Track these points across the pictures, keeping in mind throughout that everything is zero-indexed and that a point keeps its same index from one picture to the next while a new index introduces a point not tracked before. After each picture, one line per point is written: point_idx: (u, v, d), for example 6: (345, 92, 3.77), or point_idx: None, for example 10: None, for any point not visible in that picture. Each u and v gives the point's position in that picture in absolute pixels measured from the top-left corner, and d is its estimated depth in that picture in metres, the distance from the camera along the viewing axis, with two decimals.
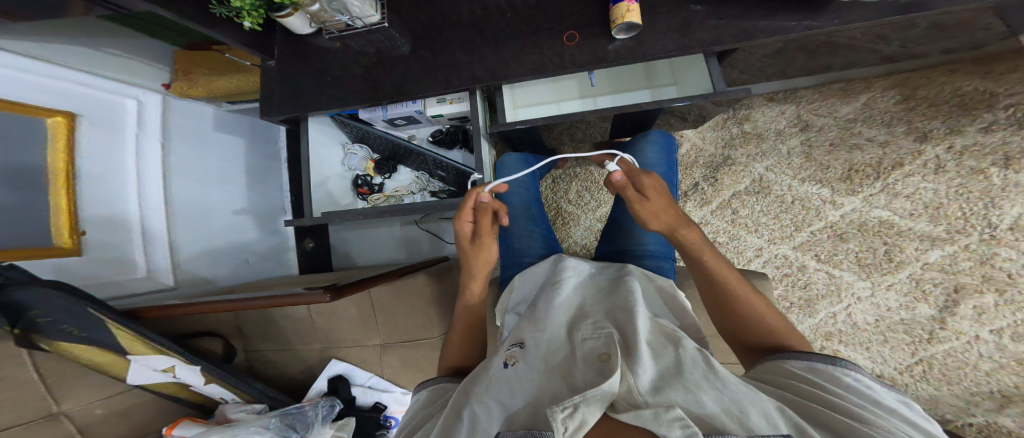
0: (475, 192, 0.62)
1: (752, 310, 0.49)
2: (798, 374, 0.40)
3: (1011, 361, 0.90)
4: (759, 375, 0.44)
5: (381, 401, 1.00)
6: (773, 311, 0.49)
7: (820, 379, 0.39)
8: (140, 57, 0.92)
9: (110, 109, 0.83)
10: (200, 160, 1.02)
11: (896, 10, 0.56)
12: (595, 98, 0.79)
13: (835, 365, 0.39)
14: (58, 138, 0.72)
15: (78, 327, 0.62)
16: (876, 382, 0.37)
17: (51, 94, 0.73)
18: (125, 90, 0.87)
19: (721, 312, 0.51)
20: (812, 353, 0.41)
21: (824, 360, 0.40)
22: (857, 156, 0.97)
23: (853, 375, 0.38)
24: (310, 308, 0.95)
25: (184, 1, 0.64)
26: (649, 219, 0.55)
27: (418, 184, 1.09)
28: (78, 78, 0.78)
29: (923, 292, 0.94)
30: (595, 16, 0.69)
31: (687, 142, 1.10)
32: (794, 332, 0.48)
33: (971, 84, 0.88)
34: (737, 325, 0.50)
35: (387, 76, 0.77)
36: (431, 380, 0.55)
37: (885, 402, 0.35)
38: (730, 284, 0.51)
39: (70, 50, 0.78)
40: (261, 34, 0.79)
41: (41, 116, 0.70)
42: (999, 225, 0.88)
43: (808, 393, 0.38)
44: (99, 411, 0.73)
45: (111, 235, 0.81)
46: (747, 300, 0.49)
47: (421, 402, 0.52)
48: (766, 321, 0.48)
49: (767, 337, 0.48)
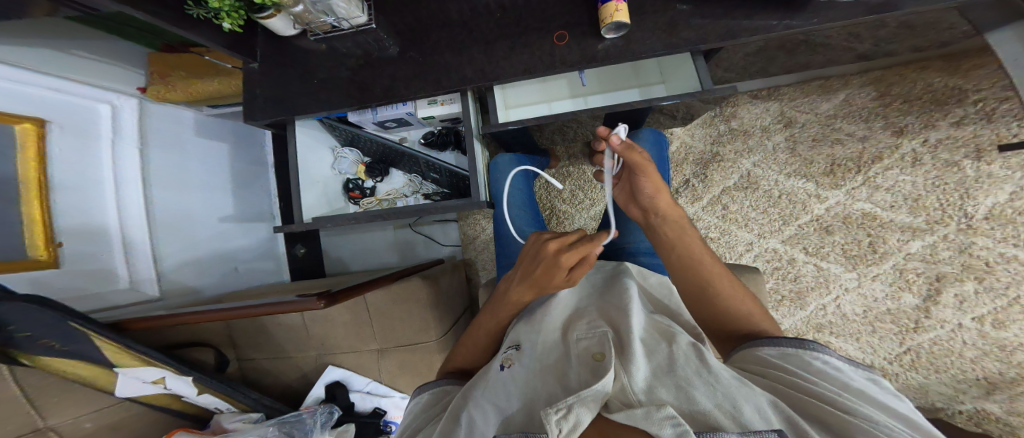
0: (593, 246, 0.46)
1: (731, 297, 0.51)
2: (773, 362, 0.41)
3: (993, 347, 0.92)
4: (740, 365, 0.44)
5: (381, 406, 1.00)
6: (748, 297, 0.51)
7: (793, 365, 0.39)
8: (110, 59, 0.89)
9: (86, 115, 0.82)
10: (180, 166, 1.00)
11: (869, 10, 0.57)
12: (586, 98, 0.79)
13: (805, 348, 0.40)
14: (27, 146, 0.70)
15: (60, 341, 0.60)
16: (844, 361, 0.39)
17: (17, 100, 0.70)
18: (101, 96, 0.85)
19: (701, 304, 0.52)
20: (783, 339, 0.43)
21: (795, 344, 0.41)
22: (839, 151, 0.99)
23: (823, 358, 0.39)
24: (304, 315, 0.94)
25: (159, 2, 0.63)
26: (655, 191, 0.54)
27: (410, 187, 1.08)
28: (48, 82, 0.75)
29: (907, 282, 0.96)
30: (583, 16, 0.70)
31: (677, 139, 1.11)
32: (766, 316, 0.50)
33: (941, 81, 0.90)
34: (718, 312, 0.51)
35: (375, 79, 0.77)
36: (432, 382, 0.54)
37: (856, 381, 0.36)
38: (711, 274, 0.52)
39: (38, 53, 0.75)
40: (241, 35, 0.77)
41: (7, 123, 0.67)
42: (974, 215, 0.90)
43: (787, 381, 0.38)
44: (89, 425, 0.71)
45: (89, 246, 0.80)
46: (728, 287, 0.51)
47: (420, 405, 0.51)
48: (742, 308, 0.50)
49: (746, 322, 0.49)
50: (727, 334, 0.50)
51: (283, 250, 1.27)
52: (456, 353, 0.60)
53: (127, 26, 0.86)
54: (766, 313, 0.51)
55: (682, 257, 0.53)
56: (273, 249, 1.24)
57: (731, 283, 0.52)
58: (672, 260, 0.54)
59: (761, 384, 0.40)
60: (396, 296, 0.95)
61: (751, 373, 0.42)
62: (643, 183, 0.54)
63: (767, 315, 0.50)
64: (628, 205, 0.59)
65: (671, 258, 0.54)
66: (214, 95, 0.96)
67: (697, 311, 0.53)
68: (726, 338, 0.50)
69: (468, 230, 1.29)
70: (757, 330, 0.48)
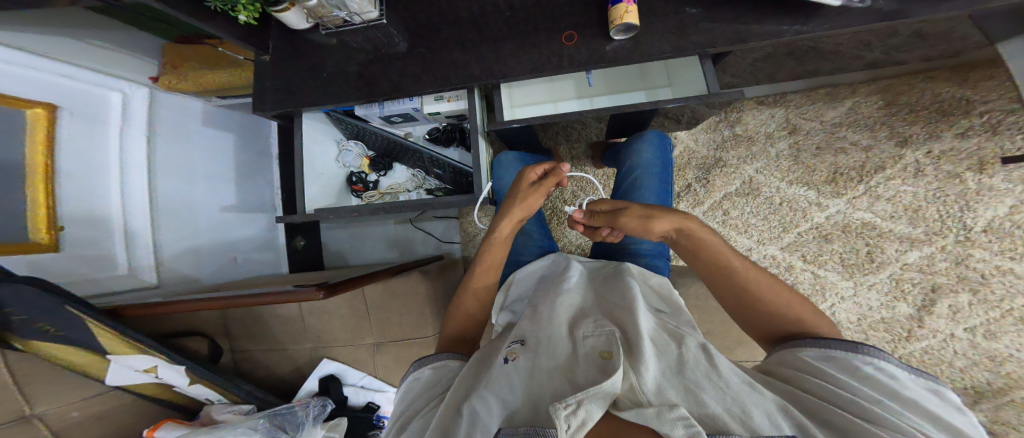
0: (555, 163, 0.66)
1: (782, 304, 0.49)
2: (813, 364, 0.41)
3: (983, 358, 0.93)
4: (768, 364, 0.46)
5: (374, 401, 0.97)
6: (799, 300, 0.50)
7: (838, 369, 0.40)
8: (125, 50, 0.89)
9: (95, 103, 0.82)
10: (187, 156, 0.99)
11: (880, 18, 0.58)
12: (592, 98, 0.80)
13: (855, 353, 0.40)
14: (37, 131, 0.70)
15: (54, 325, 0.60)
16: (898, 369, 0.38)
17: (29, 86, 0.70)
18: (111, 84, 0.84)
19: (743, 307, 0.52)
20: (832, 341, 0.42)
21: (844, 347, 0.41)
22: (842, 159, 1.00)
23: (874, 363, 0.38)
24: (302, 307, 0.95)
25: None
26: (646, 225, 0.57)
27: (413, 182, 1.07)
28: (67, 71, 0.76)
29: (902, 292, 0.97)
30: (592, 17, 0.70)
31: (680, 143, 1.12)
32: (822, 318, 0.49)
33: (948, 91, 0.91)
34: (757, 316, 0.51)
35: (384, 74, 0.76)
36: (435, 356, 0.52)
37: (907, 391, 0.36)
38: (745, 277, 0.51)
39: (47, 39, 0.74)
40: (255, 27, 0.77)
41: (20, 108, 0.68)
42: (973, 227, 0.91)
43: (820, 386, 0.39)
44: (75, 415, 0.69)
45: (91, 231, 0.80)
46: (770, 293, 0.50)
47: (424, 382, 0.50)
48: (794, 311, 0.49)
49: (792, 326, 0.48)
50: (768, 335, 0.50)
51: (282, 241, 1.24)
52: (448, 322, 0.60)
53: (140, 15, 0.84)
54: (820, 314, 0.49)
55: (711, 262, 0.54)
56: (273, 241, 1.22)
57: (773, 287, 0.50)
58: (701, 265, 0.55)
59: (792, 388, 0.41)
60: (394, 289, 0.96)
61: (786, 372, 0.43)
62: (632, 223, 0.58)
63: (820, 318, 0.48)
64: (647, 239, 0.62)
65: (698, 265, 0.55)
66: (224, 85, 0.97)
67: (747, 316, 0.52)
68: (770, 339, 0.50)
69: (469, 227, 1.29)
70: (802, 332, 0.48)
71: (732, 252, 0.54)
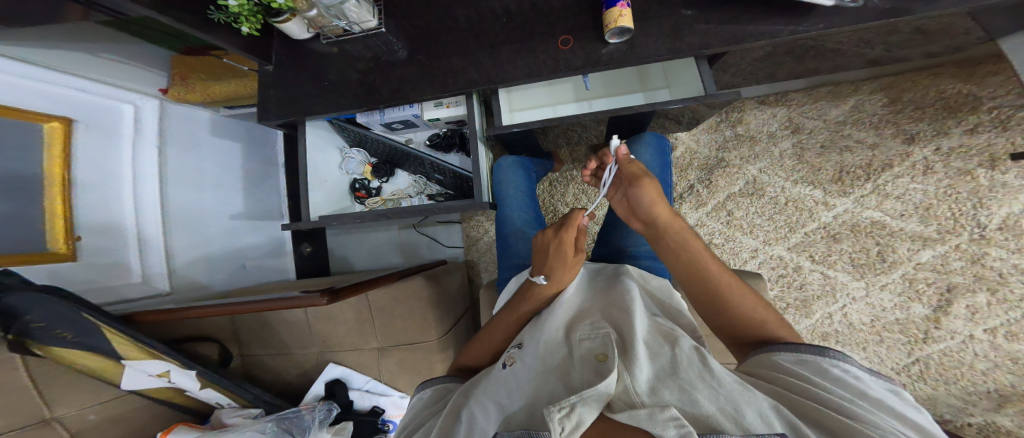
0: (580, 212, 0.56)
1: (745, 307, 0.49)
2: (788, 368, 0.40)
3: (1005, 359, 0.90)
4: (749, 368, 0.45)
5: (379, 405, 0.98)
6: (764, 305, 0.49)
7: (811, 372, 0.39)
8: (134, 62, 0.90)
9: (109, 114, 0.84)
10: (196, 165, 1.02)
11: (880, 15, 0.57)
12: (591, 102, 0.82)
13: (824, 357, 0.39)
14: (54, 145, 0.73)
15: (72, 332, 0.62)
16: (866, 372, 0.38)
17: (46, 100, 0.73)
18: (123, 96, 0.87)
19: (715, 310, 0.51)
20: (802, 345, 0.42)
21: (813, 352, 0.40)
22: (848, 158, 0.98)
23: (842, 367, 0.38)
24: (308, 312, 0.96)
25: (185, 8, 0.65)
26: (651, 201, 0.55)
27: (415, 187, 1.09)
28: (80, 85, 0.79)
29: (916, 292, 0.95)
30: (587, 21, 0.70)
31: (681, 144, 1.11)
32: (786, 327, 0.48)
33: (954, 87, 0.90)
34: (729, 321, 0.50)
35: (384, 81, 0.78)
36: (437, 378, 0.53)
37: (876, 393, 0.36)
38: (718, 279, 0.51)
39: (62, 54, 0.77)
40: (258, 37, 0.79)
41: (37, 122, 0.71)
42: (988, 225, 0.89)
43: (796, 386, 0.38)
44: (92, 417, 0.71)
45: (108, 240, 0.83)
46: (741, 296, 0.49)
47: (424, 401, 0.51)
48: (756, 314, 0.48)
49: (759, 331, 0.48)
50: (739, 342, 0.49)
51: (291, 248, 1.28)
52: (467, 350, 0.60)
53: (153, 29, 0.85)
54: (785, 323, 0.49)
55: (689, 264, 0.53)
56: (281, 247, 1.25)
57: (742, 291, 0.50)
58: (678, 267, 0.54)
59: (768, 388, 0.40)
60: (401, 294, 0.96)
61: (762, 375, 0.42)
62: (643, 192, 0.55)
63: (784, 326, 0.48)
64: (630, 219, 0.61)
65: (676, 267, 0.54)
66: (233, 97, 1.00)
67: (712, 318, 0.52)
68: (741, 346, 0.49)
69: (471, 232, 1.30)
70: (770, 337, 0.47)
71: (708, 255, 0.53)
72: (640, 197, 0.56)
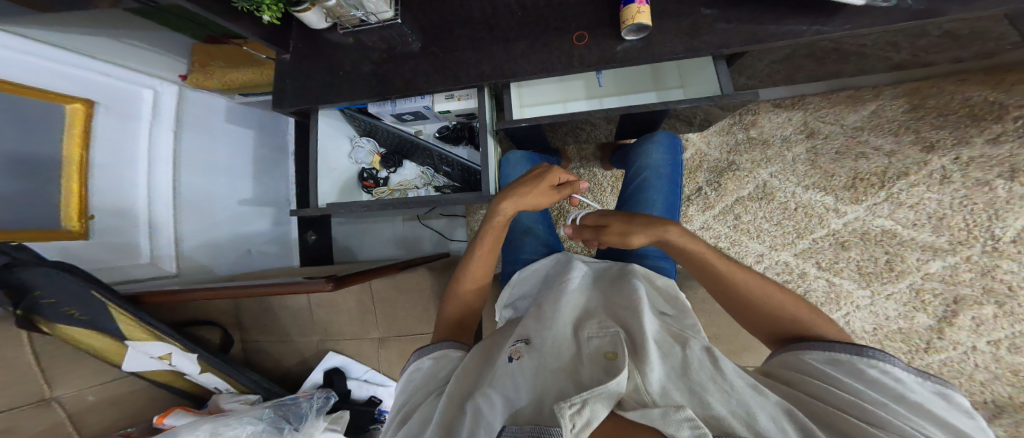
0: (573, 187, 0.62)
1: (773, 305, 0.49)
2: (814, 368, 0.41)
3: (1007, 372, 0.90)
4: (771, 368, 0.46)
5: (376, 394, 0.98)
6: (793, 299, 0.49)
7: (843, 372, 0.39)
8: (159, 49, 0.90)
9: (129, 99, 0.86)
10: (209, 150, 1.02)
11: (908, 16, 0.56)
12: (602, 99, 0.80)
13: (860, 357, 0.40)
14: (75, 124, 0.74)
15: (77, 308, 0.63)
16: (904, 373, 0.37)
17: (71, 82, 0.75)
18: (142, 81, 0.89)
19: (742, 310, 0.52)
20: (838, 343, 0.42)
21: (848, 350, 0.41)
22: (862, 165, 0.97)
23: (878, 367, 0.38)
24: (311, 299, 0.97)
25: None
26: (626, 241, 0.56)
27: (422, 179, 1.08)
28: (101, 68, 0.81)
29: (922, 302, 0.94)
30: (604, 18, 0.69)
31: (692, 146, 1.10)
32: (819, 314, 0.48)
33: (980, 94, 0.88)
34: (757, 319, 0.51)
35: (397, 72, 0.77)
36: (435, 346, 0.53)
37: (909, 395, 0.36)
38: (737, 281, 0.50)
39: (94, 40, 0.78)
40: (278, 26, 0.79)
41: (60, 103, 0.72)
42: (1002, 238, 0.88)
43: (824, 386, 0.39)
44: (91, 399, 0.71)
45: (120, 221, 0.83)
46: (765, 296, 0.49)
47: (423, 372, 0.51)
48: (787, 313, 0.48)
49: (791, 326, 0.48)
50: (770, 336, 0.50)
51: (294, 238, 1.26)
52: (447, 306, 0.61)
53: (176, 17, 0.85)
54: (818, 311, 0.48)
55: (701, 269, 0.52)
56: (285, 237, 1.23)
57: (768, 290, 0.49)
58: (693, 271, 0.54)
59: (795, 386, 0.41)
60: (401, 284, 0.98)
61: (791, 373, 0.43)
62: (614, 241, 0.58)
63: (818, 316, 0.47)
64: None
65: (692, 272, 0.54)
66: (248, 84, 0.99)
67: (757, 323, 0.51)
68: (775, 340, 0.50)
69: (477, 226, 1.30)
70: (804, 333, 0.47)
71: (721, 257, 0.51)
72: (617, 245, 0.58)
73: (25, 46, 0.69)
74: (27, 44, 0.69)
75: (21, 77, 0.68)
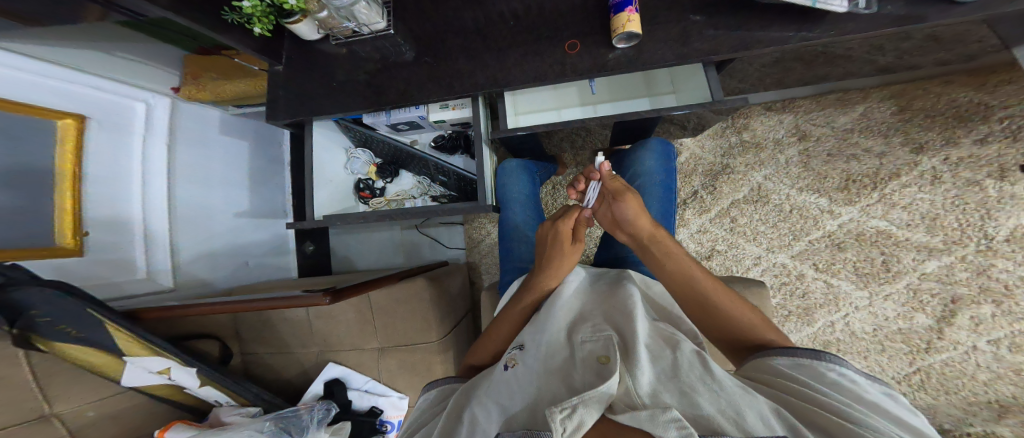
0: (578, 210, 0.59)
1: (730, 309, 0.48)
2: (783, 371, 0.40)
3: (1008, 371, 0.90)
4: (745, 374, 0.44)
5: (377, 405, 0.97)
6: (749, 307, 0.49)
7: (809, 377, 0.38)
8: (149, 62, 0.93)
9: (120, 112, 0.85)
10: (204, 162, 1.02)
11: (892, 22, 0.57)
12: (595, 106, 0.81)
13: (821, 360, 0.39)
14: (67, 140, 0.74)
15: (76, 328, 0.63)
16: (860, 375, 0.38)
17: (62, 97, 0.75)
18: (136, 94, 0.89)
19: (703, 317, 0.50)
20: (799, 349, 0.41)
21: (810, 355, 0.40)
22: (855, 166, 0.98)
23: (837, 370, 0.38)
24: (310, 311, 0.96)
25: (201, 9, 0.66)
26: (635, 215, 0.56)
27: (419, 189, 1.09)
28: (94, 83, 0.81)
29: (920, 302, 0.94)
30: (595, 26, 0.70)
31: (686, 150, 1.11)
32: (772, 327, 0.48)
33: (966, 96, 0.90)
34: (716, 325, 0.49)
35: (391, 82, 0.78)
36: (443, 379, 0.53)
37: (871, 395, 0.35)
38: (702, 284, 0.50)
39: (82, 53, 0.80)
40: (270, 39, 0.80)
41: (54, 119, 0.72)
42: (995, 237, 0.89)
43: (797, 390, 0.38)
44: (90, 414, 0.71)
45: (115, 236, 0.83)
46: (724, 300, 0.49)
47: (428, 403, 0.50)
48: (743, 318, 0.48)
49: (747, 333, 0.47)
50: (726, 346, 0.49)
51: (293, 246, 1.27)
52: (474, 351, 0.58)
53: (168, 31, 0.90)
54: (771, 324, 0.48)
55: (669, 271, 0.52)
56: (284, 245, 1.25)
57: (727, 295, 0.49)
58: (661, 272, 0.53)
59: (769, 392, 0.39)
60: (400, 294, 0.97)
61: (760, 380, 0.41)
62: (626, 208, 0.56)
63: (771, 328, 0.47)
64: (617, 232, 0.61)
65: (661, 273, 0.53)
66: (242, 95, 1.00)
67: (706, 329, 0.50)
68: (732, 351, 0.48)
69: (473, 233, 1.30)
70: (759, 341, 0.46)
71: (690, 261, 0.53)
72: (622, 213, 0.57)
73: (19, 63, 0.69)
74: (20, 60, 0.69)
75: (13, 93, 0.68)
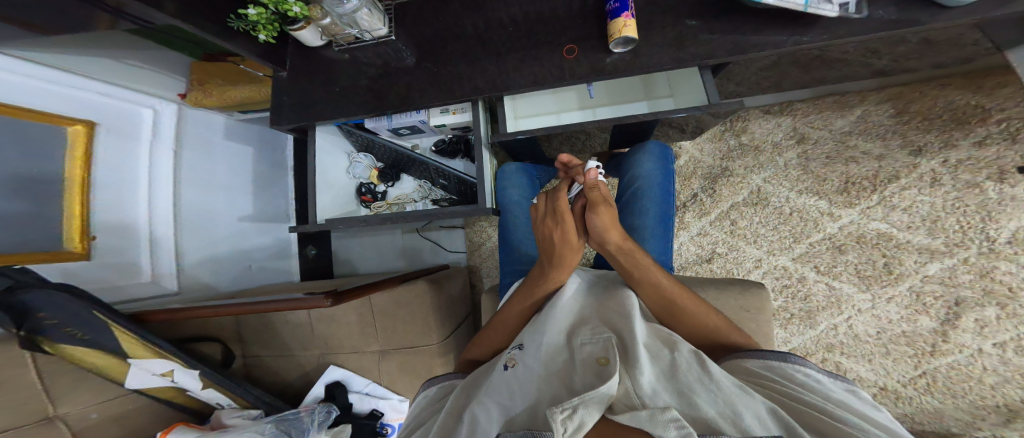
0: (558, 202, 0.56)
1: (698, 315, 0.50)
2: (758, 373, 0.42)
3: (1016, 374, 0.89)
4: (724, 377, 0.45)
5: (378, 408, 0.97)
6: (712, 310, 0.51)
7: (778, 377, 0.40)
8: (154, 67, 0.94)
9: (129, 118, 0.87)
10: (208, 167, 1.03)
11: (886, 25, 0.58)
12: (594, 110, 0.82)
13: (788, 362, 0.41)
14: (77, 145, 0.75)
15: (82, 329, 0.63)
16: (824, 375, 0.40)
17: (74, 105, 0.76)
18: (143, 101, 0.90)
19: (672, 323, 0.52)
20: (767, 351, 0.44)
21: (778, 357, 0.42)
22: (854, 169, 0.98)
23: (804, 371, 0.40)
24: (311, 314, 0.97)
25: (208, 17, 0.67)
26: (604, 228, 0.53)
27: (420, 192, 1.10)
28: (102, 89, 0.82)
29: (923, 305, 0.94)
30: (594, 31, 0.71)
31: (685, 154, 1.11)
32: (733, 327, 0.51)
33: (963, 98, 0.90)
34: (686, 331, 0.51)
35: (393, 87, 0.79)
36: (444, 375, 0.53)
37: (836, 393, 0.37)
38: (671, 295, 0.51)
39: (91, 60, 0.81)
40: (275, 45, 0.81)
41: (64, 125, 0.74)
42: (997, 239, 0.88)
43: (770, 388, 0.39)
44: (93, 416, 0.71)
45: (121, 240, 0.84)
46: (692, 308, 0.51)
47: (429, 399, 0.51)
48: (709, 322, 0.50)
49: (713, 336, 0.50)
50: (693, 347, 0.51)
51: (295, 251, 1.28)
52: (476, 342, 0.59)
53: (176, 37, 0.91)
54: (731, 324, 0.51)
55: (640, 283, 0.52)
56: (286, 249, 1.26)
57: (694, 303, 0.51)
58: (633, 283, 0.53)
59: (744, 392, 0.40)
60: (401, 298, 0.97)
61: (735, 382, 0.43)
62: (597, 219, 0.53)
63: (732, 329, 0.50)
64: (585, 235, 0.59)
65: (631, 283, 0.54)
66: (244, 102, 1.00)
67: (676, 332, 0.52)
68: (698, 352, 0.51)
69: (474, 236, 1.30)
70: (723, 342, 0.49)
71: (659, 270, 0.53)
72: (592, 223, 0.53)
73: (25, 69, 0.70)
74: (26, 66, 0.70)
75: (20, 99, 0.68)
